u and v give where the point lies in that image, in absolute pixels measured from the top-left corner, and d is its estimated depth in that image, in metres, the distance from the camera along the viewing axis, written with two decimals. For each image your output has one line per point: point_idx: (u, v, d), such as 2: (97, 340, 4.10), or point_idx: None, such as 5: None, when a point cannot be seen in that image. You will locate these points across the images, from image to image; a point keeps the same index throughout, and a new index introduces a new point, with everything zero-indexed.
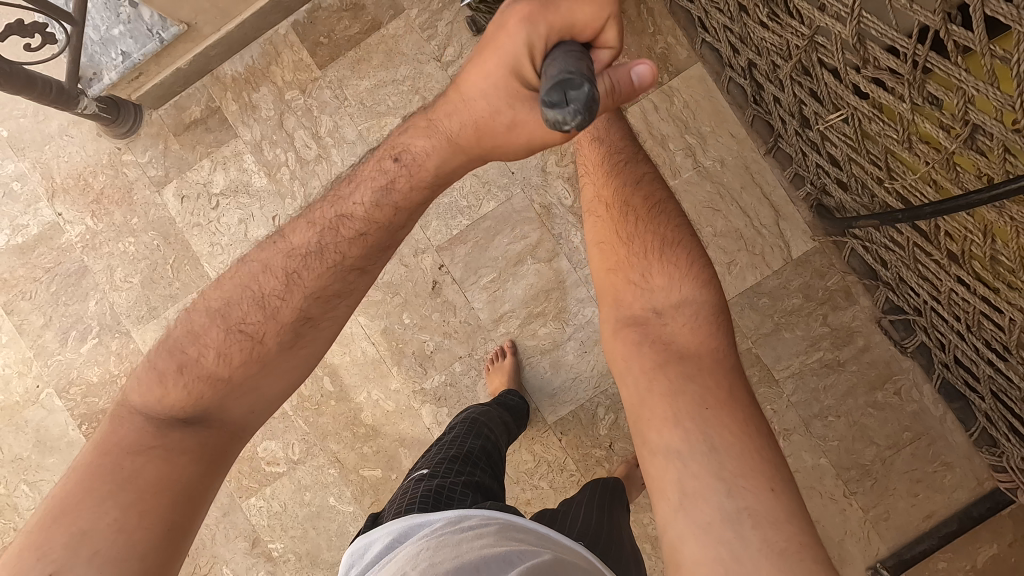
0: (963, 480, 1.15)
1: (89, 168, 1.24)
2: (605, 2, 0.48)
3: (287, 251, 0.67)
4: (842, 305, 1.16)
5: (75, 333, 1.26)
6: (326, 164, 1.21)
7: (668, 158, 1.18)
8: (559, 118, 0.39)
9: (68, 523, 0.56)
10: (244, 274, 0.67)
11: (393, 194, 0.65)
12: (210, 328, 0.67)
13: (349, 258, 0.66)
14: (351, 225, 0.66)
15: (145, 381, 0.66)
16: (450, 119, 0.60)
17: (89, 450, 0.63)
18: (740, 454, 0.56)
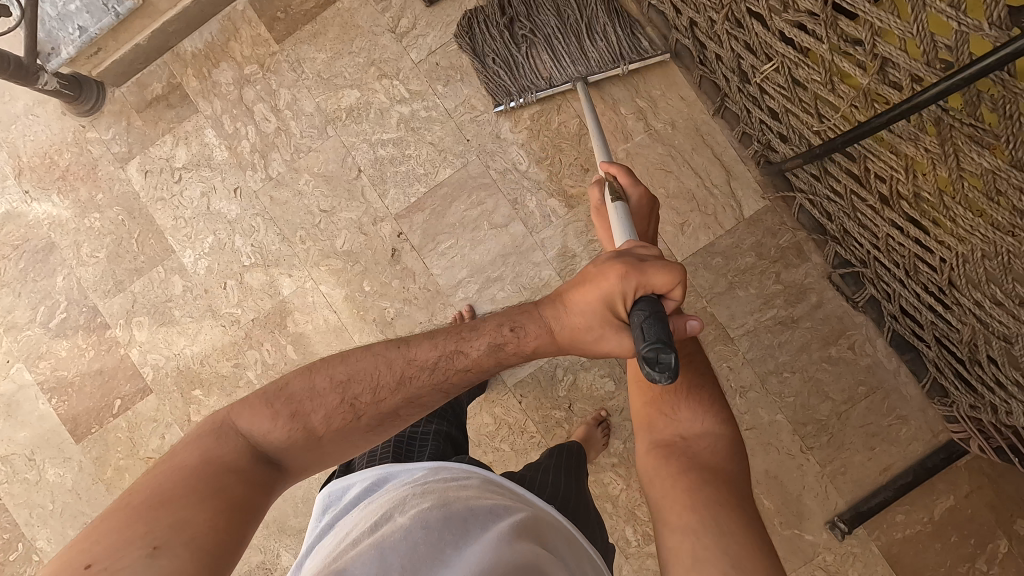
0: (918, 433, 1.17)
1: (54, 146, 1.27)
2: (679, 271, 0.59)
3: (405, 355, 0.67)
4: (794, 262, 1.17)
5: (43, 308, 1.28)
6: (286, 136, 1.24)
7: (620, 122, 1.19)
8: (655, 375, 0.52)
9: (168, 511, 0.50)
10: (368, 357, 0.66)
11: (500, 352, 0.67)
12: (327, 393, 0.64)
13: (445, 382, 0.66)
14: (461, 362, 0.67)
15: (254, 408, 0.62)
16: (550, 316, 0.67)
17: (186, 452, 0.57)
18: (745, 541, 0.55)
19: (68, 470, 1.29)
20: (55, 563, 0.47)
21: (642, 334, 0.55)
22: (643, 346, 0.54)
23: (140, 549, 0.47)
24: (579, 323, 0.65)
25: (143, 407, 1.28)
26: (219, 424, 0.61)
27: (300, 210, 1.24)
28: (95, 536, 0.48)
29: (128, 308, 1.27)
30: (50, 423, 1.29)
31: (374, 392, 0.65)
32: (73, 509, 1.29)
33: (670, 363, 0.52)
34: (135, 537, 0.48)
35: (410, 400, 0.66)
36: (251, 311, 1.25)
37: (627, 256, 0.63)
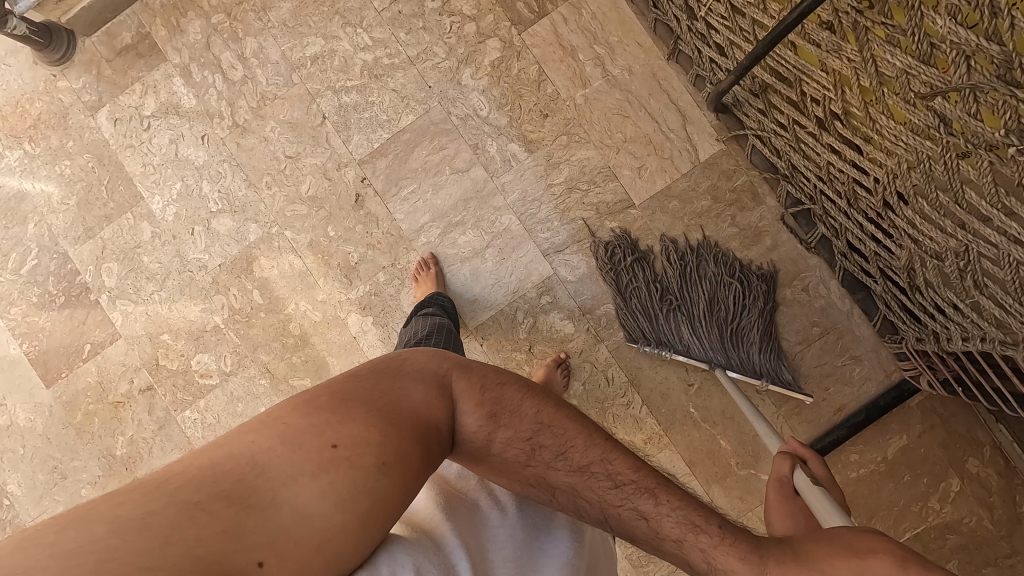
0: (871, 373, 1.18)
1: (26, 95, 1.29)
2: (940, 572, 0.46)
3: (600, 454, 0.63)
4: (749, 205, 1.19)
5: (14, 255, 1.30)
6: (252, 85, 1.26)
7: (578, 68, 1.21)
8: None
9: (394, 435, 0.56)
10: (573, 426, 0.64)
11: (691, 532, 0.59)
12: (526, 423, 0.63)
13: (607, 508, 0.62)
14: (640, 507, 0.61)
15: (470, 380, 0.64)
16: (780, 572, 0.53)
17: (413, 381, 0.61)
18: None
19: (38, 415, 1.31)
20: (297, 423, 0.55)
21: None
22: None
23: (371, 459, 0.53)
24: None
25: (112, 352, 1.30)
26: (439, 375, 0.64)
27: (266, 157, 1.26)
28: (336, 420, 0.55)
29: (98, 255, 1.29)
30: (20, 367, 1.31)
31: (556, 455, 0.63)
32: (43, 454, 1.31)
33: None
34: (371, 443, 0.54)
35: (575, 491, 0.62)
36: (218, 257, 1.27)
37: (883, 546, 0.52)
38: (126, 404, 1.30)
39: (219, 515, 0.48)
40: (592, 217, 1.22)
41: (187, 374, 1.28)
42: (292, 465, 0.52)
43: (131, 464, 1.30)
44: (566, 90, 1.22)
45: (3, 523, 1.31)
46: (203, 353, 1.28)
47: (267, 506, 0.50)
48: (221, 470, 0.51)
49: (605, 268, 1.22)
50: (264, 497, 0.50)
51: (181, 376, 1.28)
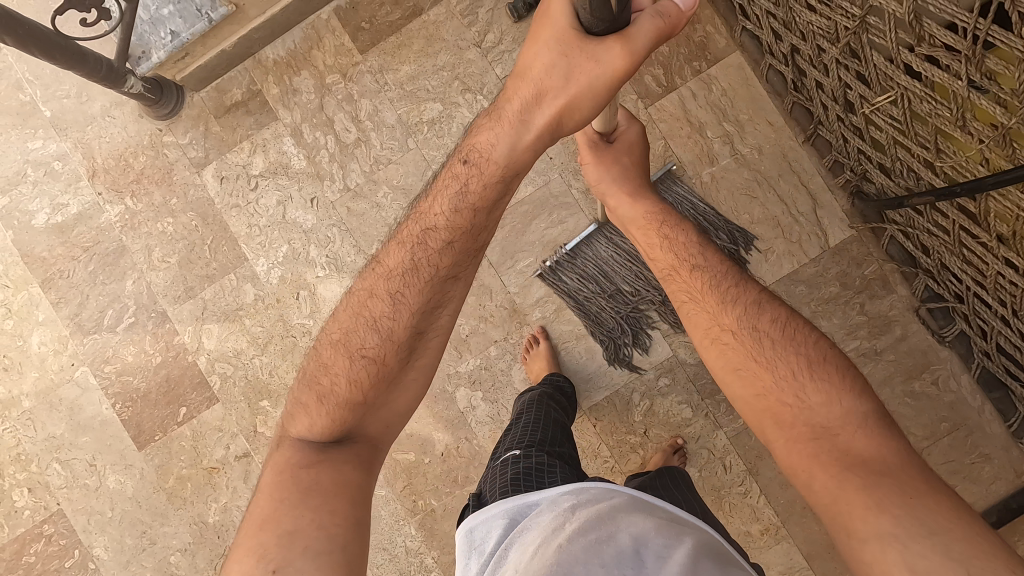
0: (1001, 472, 1.14)
1: (130, 148, 1.26)
2: None
3: (385, 273, 0.74)
4: (880, 294, 1.16)
5: (111, 311, 1.27)
6: (365, 148, 1.23)
7: (706, 145, 1.18)
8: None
9: (274, 526, 0.65)
10: (350, 300, 0.76)
11: (462, 198, 0.71)
12: (337, 357, 0.74)
13: (425, 255, 0.73)
14: (437, 235, 0.72)
15: (294, 415, 0.75)
16: (524, 108, 0.67)
17: (268, 473, 0.72)
18: (581, 65, 0.62)
19: (128, 477, 1.27)
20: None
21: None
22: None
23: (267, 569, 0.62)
24: (558, 76, 0.63)
25: (208, 416, 1.26)
26: (279, 444, 0.75)
27: (377, 223, 1.22)
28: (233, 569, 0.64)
29: (198, 315, 1.26)
30: (111, 427, 1.27)
31: (375, 322, 0.73)
32: (131, 517, 1.27)
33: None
34: (260, 562, 0.63)
35: (405, 282, 0.73)
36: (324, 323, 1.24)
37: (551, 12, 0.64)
38: (221, 470, 1.26)
39: None
40: None
41: None
42: None
43: (222, 533, 1.26)
44: (692, 166, 1.18)
45: None
46: None
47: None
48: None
49: None
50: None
51: None
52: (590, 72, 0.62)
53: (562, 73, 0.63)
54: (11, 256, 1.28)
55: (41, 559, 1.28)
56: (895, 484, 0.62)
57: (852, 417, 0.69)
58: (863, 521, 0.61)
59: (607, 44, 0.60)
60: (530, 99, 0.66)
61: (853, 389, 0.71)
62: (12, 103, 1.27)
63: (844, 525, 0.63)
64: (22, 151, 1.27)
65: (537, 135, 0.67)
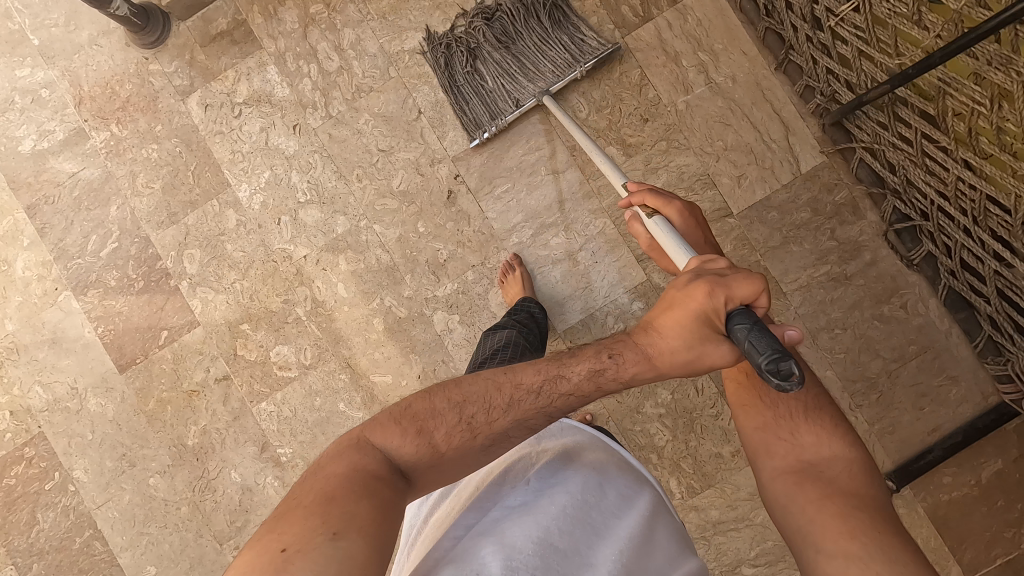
0: (967, 394, 1.16)
1: (116, 76, 1.28)
2: (719, 290, 0.60)
3: (512, 381, 0.68)
4: (850, 219, 1.18)
5: (95, 236, 1.29)
6: (348, 76, 1.25)
7: (681, 74, 1.21)
8: (784, 386, 0.51)
9: (337, 505, 0.54)
10: (479, 382, 0.67)
11: (594, 372, 0.67)
12: (447, 412, 0.65)
13: (548, 406, 0.66)
14: (564, 385, 0.67)
15: (383, 425, 0.64)
16: (653, 350, 0.66)
17: (332, 462, 0.60)
18: (702, 355, 0.62)
19: (110, 400, 1.29)
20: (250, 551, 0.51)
21: (752, 348, 0.54)
22: (762, 358, 0.53)
23: (322, 535, 0.51)
24: (677, 352, 0.64)
25: (189, 339, 1.27)
26: (358, 444, 0.62)
27: (358, 149, 1.25)
28: (276, 530, 0.52)
29: (180, 240, 1.27)
30: (94, 351, 1.29)
31: (486, 413, 0.65)
32: (112, 440, 1.29)
33: (796, 372, 0.51)
34: (315, 527, 0.51)
35: (519, 425, 0.66)
36: (304, 248, 1.25)
37: (705, 274, 0.63)
38: (201, 393, 1.27)
39: None
40: None
41: (265, 366, 1.26)
42: None
43: (201, 455, 1.27)
44: (667, 95, 1.21)
45: (67, 510, 1.29)
46: (284, 345, 1.26)
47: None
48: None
49: None
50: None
51: (258, 367, 1.26)
52: (710, 364, 0.62)
53: (689, 348, 0.63)
54: None
55: (21, 482, 1.30)
56: (868, 517, 0.62)
57: (840, 463, 0.69)
58: (837, 542, 0.60)
59: (726, 347, 0.61)
60: (650, 358, 0.66)
61: (845, 435, 0.71)
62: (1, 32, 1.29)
63: (812, 540, 0.62)
64: (10, 79, 1.29)
65: (649, 374, 0.67)
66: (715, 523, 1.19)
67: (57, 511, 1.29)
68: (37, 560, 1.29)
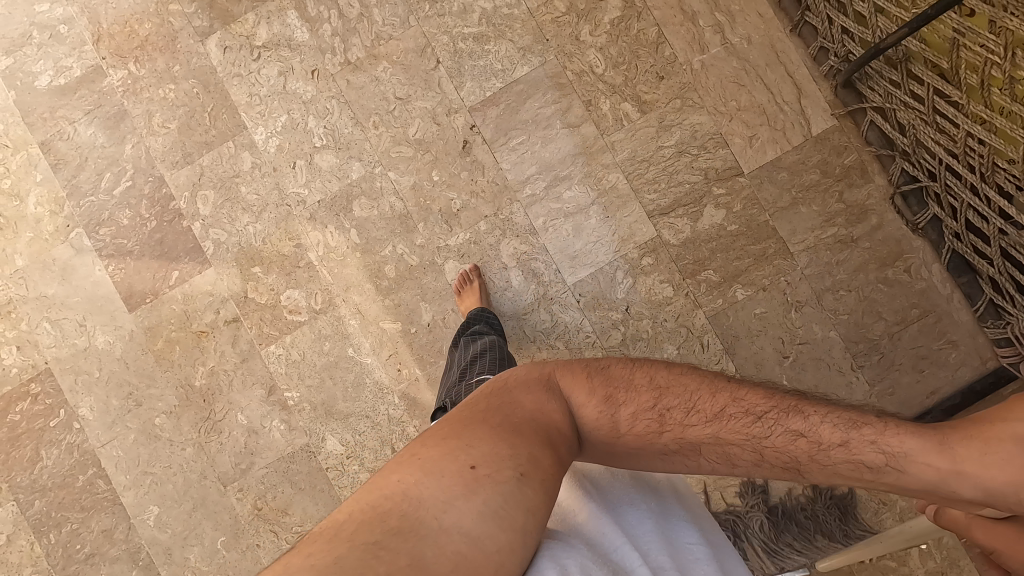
0: (967, 358, 1.18)
1: (136, 15, 1.28)
2: None
3: (737, 398, 0.64)
4: (858, 183, 1.20)
5: (109, 175, 1.29)
6: (368, 24, 1.25)
7: (697, 34, 1.22)
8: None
9: (523, 444, 0.59)
10: (691, 377, 0.66)
11: (852, 432, 0.59)
12: (645, 390, 0.66)
13: (766, 440, 0.61)
14: (798, 425, 0.61)
15: (576, 376, 0.68)
16: (969, 434, 0.54)
17: (523, 392, 0.66)
18: None
19: (118, 339, 1.29)
20: (435, 454, 0.59)
21: None
22: None
23: (510, 470, 0.57)
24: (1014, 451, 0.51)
25: (200, 281, 1.28)
26: (547, 385, 0.67)
27: (376, 96, 1.25)
28: (464, 443, 0.59)
29: (195, 181, 1.28)
30: (103, 289, 1.29)
31: (687, 412, 0.64)
32: (119, 379, 1.29)
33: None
34: (505, 460, 0.57)
35: (720, 442, 0.62)
36: (318, 193, 1.26)
37: None
38: (210, 334, 1.28)
39: (399, 550, 0.51)
40: (700, 182, 1.22)
41: (275, 309, 1.27)
42: (443, 491, 0.55)
43: (208, 396, 1.28)
44: (684, 54, 1.22)
45: (71, 448, 1.29)
46: (294, 289, 1.26)
47: (437, 536, 0.52)
48: (376, 514, 0.54)
49: (709, 235, 1.22)
50: (429, 527, 0.53)
51: (269, 311, 1.27)
52: None
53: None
54: (12, 116, 1.30)
55: (25, 418, 1.30)
56: None
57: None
58: None
59: None
60: (958, 447, 0.54)
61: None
62: None
63: None
64: (28, 14, 1.29)
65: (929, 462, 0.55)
66: (714, 477, 1.22)
67: (61, 448, 1.30)
68: (38, 496, 1.29)
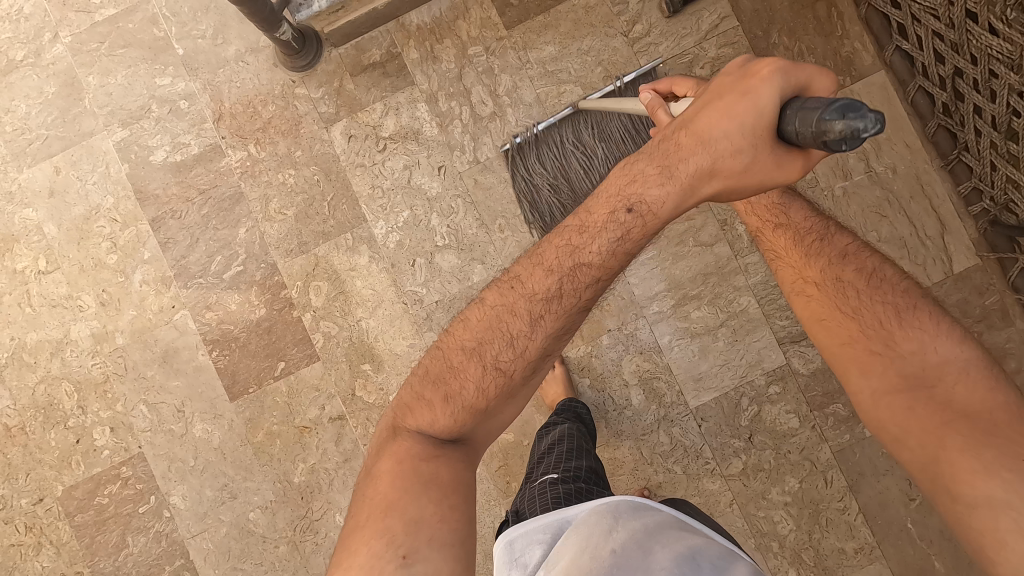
0: None
1: (260, 96, 1.25)
2: (781, 73, 0.58)
3: (527, 295, 0.72)
4: (997, 325, 1.17)
5: (220, 257, 1.25)
6: (500, 123, 1.22)
7: (841, 159, 1.20)
8: (855, 127, 0.45)
9: (396, 518, 0.65)
10: (486, 319, 0.72)
11: (623, 238, 0.69)
12: (469, 363, 0.72)
13: (578, 300, 0.71)
14: (586, 272, 0.70)
15: (416, 403, 0.74)
16: (686, 151, 0.66)
17: (385, 460, 0.71)
18: (754, 164, 0.62)
19: (217, 427, 1.25)
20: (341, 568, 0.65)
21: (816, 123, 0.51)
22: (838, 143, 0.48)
23: (394, 559, 0.62)
24: (732, 154, 0.62)
25: (307, 374, 1.24)
26: (398, 431, 0.74)
27: (503, 198, 1.22)
28: (356, 548, 0.65)
29: (309, 270, 1.24)
30: (205, 374, 1.25)
31: (508, 349, 0.71)
32: (214, 469, 1.24)
33: (867, 111, 0.45)
34: (387, 549, 0.63)
35: (547, 346, 0.72)
36: (437, 293, 1.22)
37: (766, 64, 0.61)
38: (312, 430, 1.23)
39: None
40: None
41: (382, 410, 1.22)
42: None
43: (306, 495, 1.23)
44: (826, 178, 1.20)
45: (159, 536, 1.25)
46: None
47: None
48: None
49: None
50: None
51: (376, 411, 1.22)
52: (769, 174, 0.62)
53: (745, 156, 0.62)
54: (123, 189, 1.26)
55: (114, 501, 1.25)
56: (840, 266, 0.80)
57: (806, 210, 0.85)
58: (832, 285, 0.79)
59: (792, 154, 0.60)
60: (703, 170, 0.65)
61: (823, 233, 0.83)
62: (145, 37, 1.25)
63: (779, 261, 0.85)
64: (149, 87, 1.26)
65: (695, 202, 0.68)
66: None
67: (149, 536, 1.25)
68: None
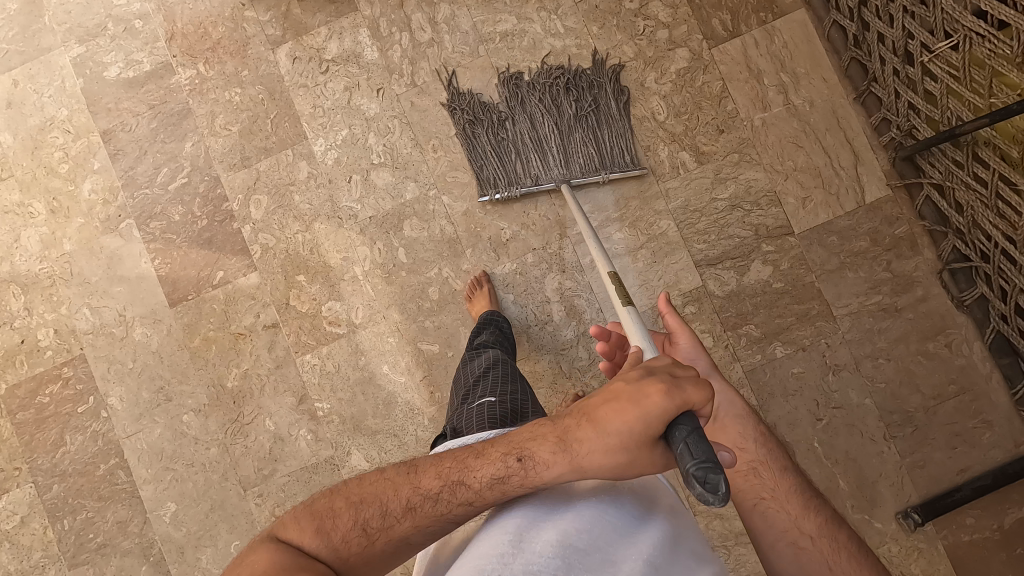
0: (1000, 440, 1.18)
1: (212, 17, 1.31)
2: (672, 392, 0.57)
3: (413, 484, 0.66)
4: (906, 254, 1.21)
5: (166, 169, 1.30)
6: (437, 50, 1.28)
7: (761, 91, 1.24)
8: (707, 497, 0.50)
9: None
10: (380, 481, 0.67)
11: (503, 478, 0.63)
12: (345, 512, 0.66)
13: (447, 513, 0.64)
14: (465, 493, 0.64)
15: (290, 522, 0.66)
16: (575, 436, 0.61)
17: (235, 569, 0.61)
18: (629, 456, 0.59)
19: (156, 332, 1.30)
20: None
21: (686, 451, 0.54)
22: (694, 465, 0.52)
23: None
24: (607, 453, 0.59)
25: (244, 283, 1.29)
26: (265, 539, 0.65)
27: (437, 120, 1.27)
28: None
29: (250, 185, 1.29)
30: (147, 282, 1.30)
31: (383, 518, 0.65)
32: (152, 372, 1.29)
33: (722, 485, 0.50)
34: None
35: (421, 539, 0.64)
36: (370, 209, 1.27)
37: (659, 374, 0.60)
38: (247, 336, 1.28)
39: None
40: (750, 237, 1.23)
41: (315, 319, 1.27)
42: None
43: (239, 399, 1.28)
44: (746, 110, 1.24)
45: (96, 436, 1.29)
46: (336, 301, 1.27)
47: None
48: None
49: (754, 290, 1.23)
50: None
51: (308, 320, 1.27)
52: (642, 470, 0.59)
53: (623, 449, 0.59)
54: (77, 103, 1.32)
55: (54, 401, 1.30)
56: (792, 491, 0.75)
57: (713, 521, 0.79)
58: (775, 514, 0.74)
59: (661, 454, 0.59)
60: (579, 449, 0.60)
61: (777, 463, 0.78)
62: None
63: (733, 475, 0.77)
64: (106, 6, 1.32)
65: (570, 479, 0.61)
66: (738, 534, 1.20)
67: (86, 435, 1.29)
68: (57, 481, 1.29)
